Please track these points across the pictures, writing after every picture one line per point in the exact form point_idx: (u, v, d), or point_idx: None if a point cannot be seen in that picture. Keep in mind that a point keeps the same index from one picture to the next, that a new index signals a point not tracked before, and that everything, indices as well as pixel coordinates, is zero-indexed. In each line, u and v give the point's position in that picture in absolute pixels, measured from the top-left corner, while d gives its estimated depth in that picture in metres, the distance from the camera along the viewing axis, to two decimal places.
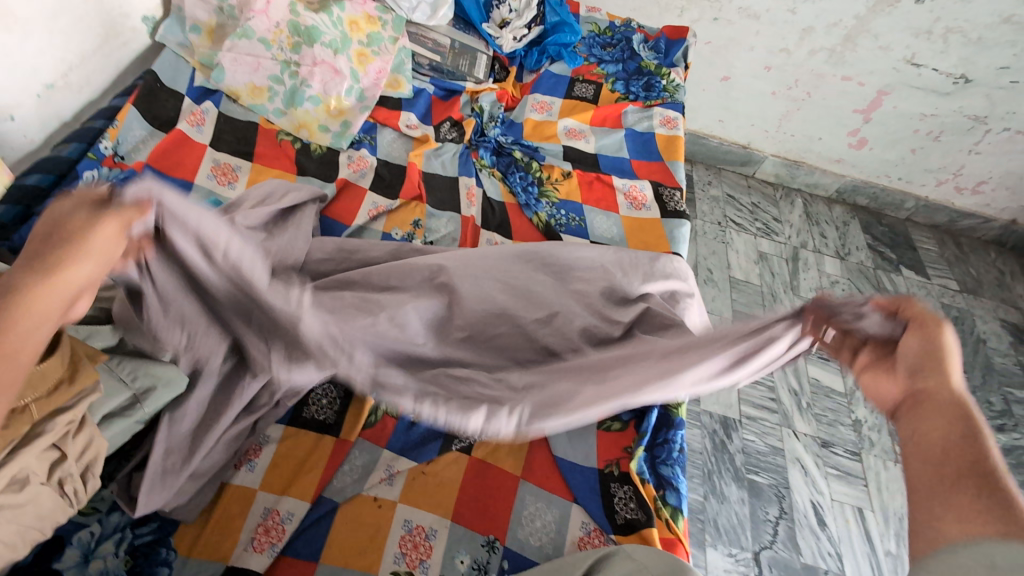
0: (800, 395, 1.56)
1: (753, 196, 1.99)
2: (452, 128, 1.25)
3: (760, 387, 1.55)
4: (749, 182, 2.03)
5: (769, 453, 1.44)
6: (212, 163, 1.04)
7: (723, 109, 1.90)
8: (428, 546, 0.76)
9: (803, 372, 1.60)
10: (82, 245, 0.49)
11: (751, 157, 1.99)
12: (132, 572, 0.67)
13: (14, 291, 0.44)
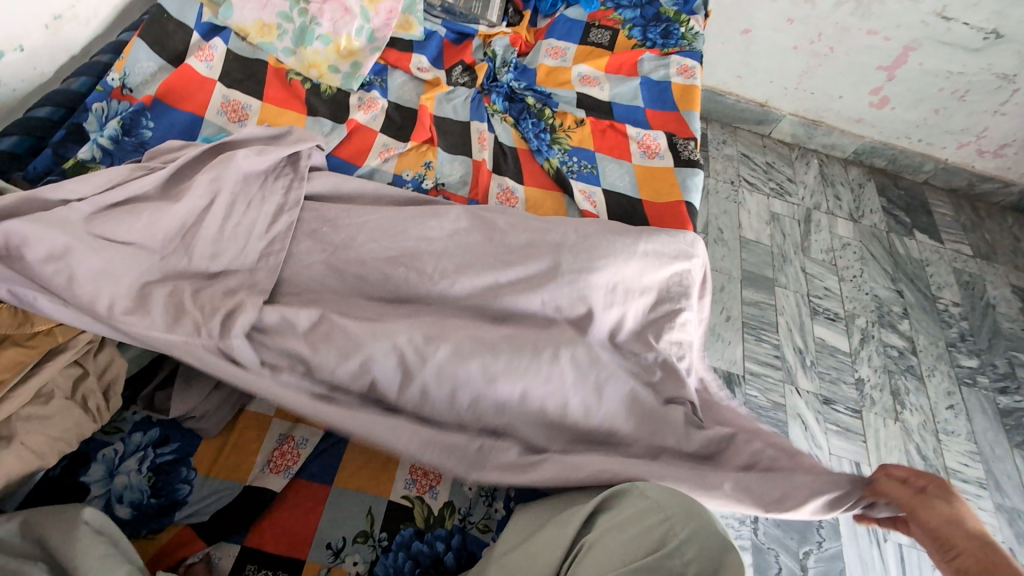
0: (805, 353, 1.57)
1: (769, 156, 1.96)
2: (464, 73, 1.22)
3: (765, 344, 1.56)
4: (765, 141, 1.99)
5: (771, 408, 1.46)
6: (222, 99, 1.02)
7: (742, 65, 1.84)
8: (437, 474, 0.79)
9: (808, 331, 1.61)
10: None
11: (768, 115, 1.95)
12: (154, 488, 0.70)
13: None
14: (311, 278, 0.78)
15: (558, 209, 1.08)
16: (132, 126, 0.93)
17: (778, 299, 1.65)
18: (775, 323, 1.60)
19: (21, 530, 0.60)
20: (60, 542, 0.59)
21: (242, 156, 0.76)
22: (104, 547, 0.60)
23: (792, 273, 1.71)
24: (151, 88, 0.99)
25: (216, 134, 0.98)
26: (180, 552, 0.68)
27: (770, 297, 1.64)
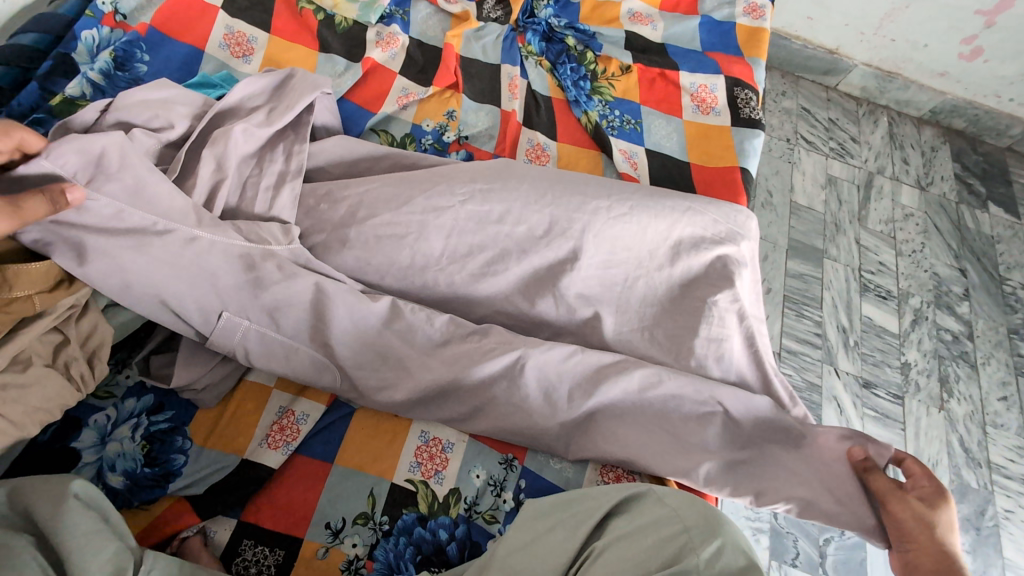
0: (849, 333, 1.45)
1: (833, 111, 1.75)
2: (497, 5, 1.08)
3: (806, 321, 1.45)
4: (830, 94, 1.78)
5: (805, 389, 1.37)
6: (225, 29, 0.93)
7: (814, 4, 1.61)
8: (444, 458, 0.74)
9: (855, 309, 1.48)
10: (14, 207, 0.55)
11: (837, 64, 1.72)
12: (148, 456, 0.67)
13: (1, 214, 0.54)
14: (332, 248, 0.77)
15: (594, 170, 0.96)
16: (126, 60, 0.86)
17: (826, 273, 1.51)
18: (819, 298, 1.47)
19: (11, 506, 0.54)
20: (46, 515, 0.52)
21: (240, 131, 0.73)
22: (94, 520, 0.54)
23: (844, 245, 1.55)
24: (146, 16, 0.91)
25: (218, 70, 0.90)
26: (173, 525, 0.65)
27: (817, 271, 1.50)
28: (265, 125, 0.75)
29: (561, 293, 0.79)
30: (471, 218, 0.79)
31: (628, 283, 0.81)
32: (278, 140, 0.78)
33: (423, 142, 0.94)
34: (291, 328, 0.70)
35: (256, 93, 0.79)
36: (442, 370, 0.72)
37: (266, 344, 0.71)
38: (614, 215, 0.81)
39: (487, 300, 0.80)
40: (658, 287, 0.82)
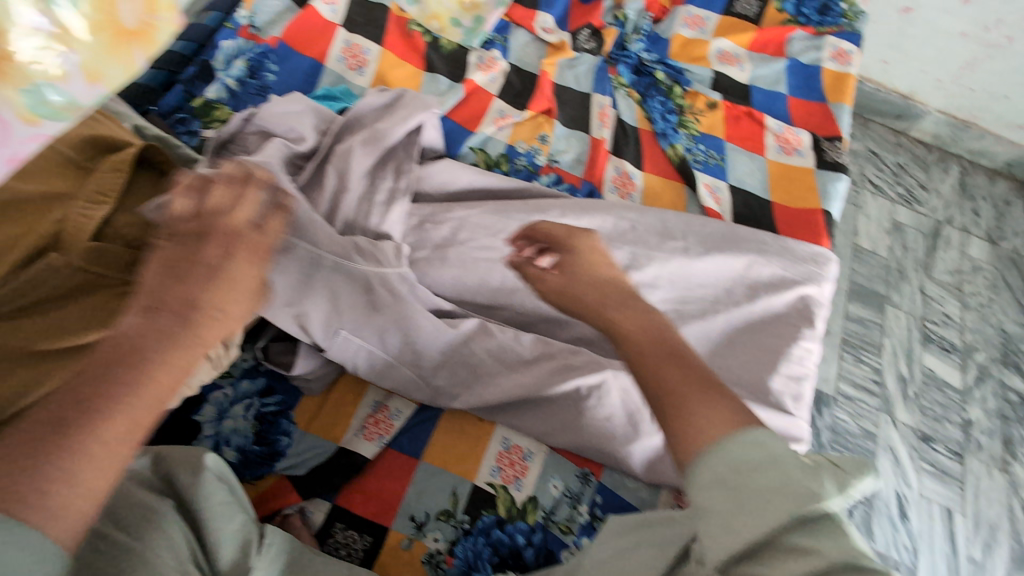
0: (908, 383, 1.42)
1: (901, 156, 1.73)
2: (591, 37, 1.13)
3: (864, 366, 1.43)
4: (900, 139, 1.76)
5: (860, 436, 1.34)
6: (343, 43, 1.01)
7: (891, 49, 1.61)
8: (523, 466, 0.77)
9: (916, 359, 1.45)
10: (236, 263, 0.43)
11: (910, 109, 1.71)
12: (258, 435, 0.73)
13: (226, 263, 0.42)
14: (433, 258, 0.82)
15: (678, 202, 0.99)
16: (257, 68, 0.94)
17: (886, 319, 1.49)
18: (879, 344, 1.45)
19: (155, 470, 0.60)
20: (186, 483, 0.58)
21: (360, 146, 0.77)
22: (224, 493, 0.59)
23: (907, 293, 1.53)
24: (275, 28, 1.00)
25: (336, 82, 0.97)
26: (279, 501, 0.71)
27: (878, 316, 1.49)
28: (380, 142, 0.79)
29: None
30: None
31: (707, 317, 0.83)
32: (390, 155, 0.82)
33: (517, 162, 0.98)
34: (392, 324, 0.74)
35: (370, 105, 0.84)
36: (531, 384, 0.74)
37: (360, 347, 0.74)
38: (695, 256, 0.86)
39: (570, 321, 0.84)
40: (737, 324, 0.84)
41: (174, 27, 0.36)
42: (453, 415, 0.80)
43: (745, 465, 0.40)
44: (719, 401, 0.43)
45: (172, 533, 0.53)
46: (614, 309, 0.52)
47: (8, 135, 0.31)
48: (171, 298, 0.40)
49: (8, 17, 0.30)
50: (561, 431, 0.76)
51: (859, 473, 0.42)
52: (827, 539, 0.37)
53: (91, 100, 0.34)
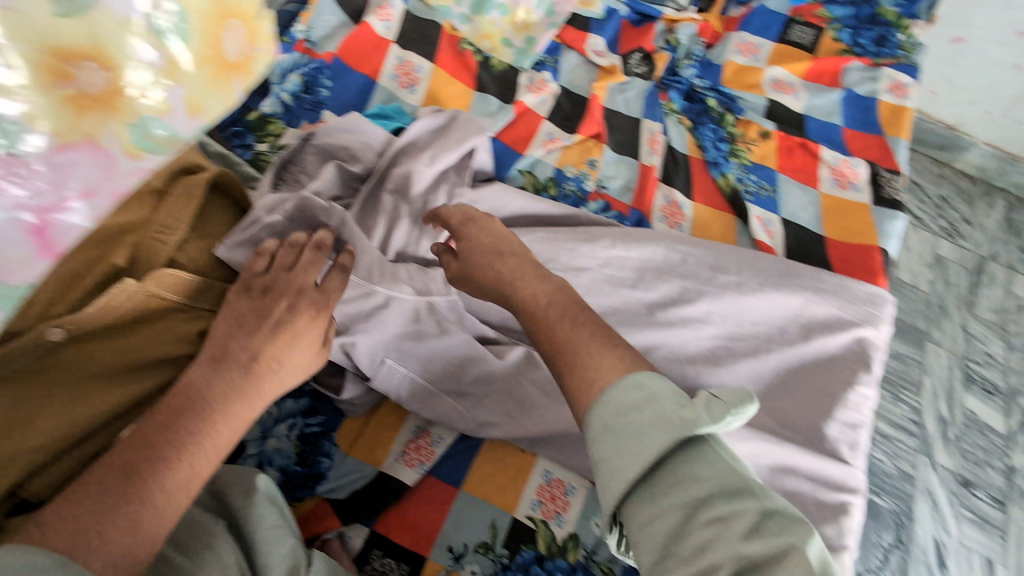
0: (948, 425, 1.36)
1: (944, 188, 1.67)
2: (642, 61, 1.12)
3: (902, 405, 1.37)
4: (942, 170, 1.70)
5: (898, 478, 1.29)
6: (396, 61, 1.01)
7: (939, 79, 1.56)
8: (565, 501, 0.75)
9: (957, 400, 1.39)
10: (291, 330, 0.59)
11: (956, 141, 1.64)
12: (300, 456, 0.73)
13: (282, 328, 0.58)
14: None
15: (728, 234, 0.97)
16: (312, 84, 0.95)
17: (926, 357, 1.43)
18: (918, 383, 1.40)
19: (208, 488, 0.60)
20: (240, 504, 0.58)
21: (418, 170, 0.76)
22: (276, 515, 0.59)
23: (948, 330, 1.47)
24: (331, 45, 1.01)
25: (387, 99, 0.98)
26: (319, 525, 0.71)
27: (917, 353, 1.43)
28: (435, 165, 0.78)
29: (690, 359, 0.80)
30: (607, 280, 0.83)
31: (759, 355, 0.81)
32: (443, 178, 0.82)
33: (565, 187, 0.97)
34: (439, 349, 0.73)
35: (422, 127, 0.82)
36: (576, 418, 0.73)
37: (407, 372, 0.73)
38: (748, 291, 0.83)
39: None
40: (789, 364, 0.81)
41: (267, 57, 0.43)
42: (494, 444, 0.78)
43: (625, 408, 0.47)
44: (612, 353, 0.52)
45: (224, 556, 0.53)
46: (518, 277, 0.61)
47: (115, 169, 0.36)
48: (237, 351, 0.56)
49: (125, 53, 0.35)
50: None
51: (742, 401, 0.47)
52: (701, 464, 0.45)
53: (190, 130, 0.39)
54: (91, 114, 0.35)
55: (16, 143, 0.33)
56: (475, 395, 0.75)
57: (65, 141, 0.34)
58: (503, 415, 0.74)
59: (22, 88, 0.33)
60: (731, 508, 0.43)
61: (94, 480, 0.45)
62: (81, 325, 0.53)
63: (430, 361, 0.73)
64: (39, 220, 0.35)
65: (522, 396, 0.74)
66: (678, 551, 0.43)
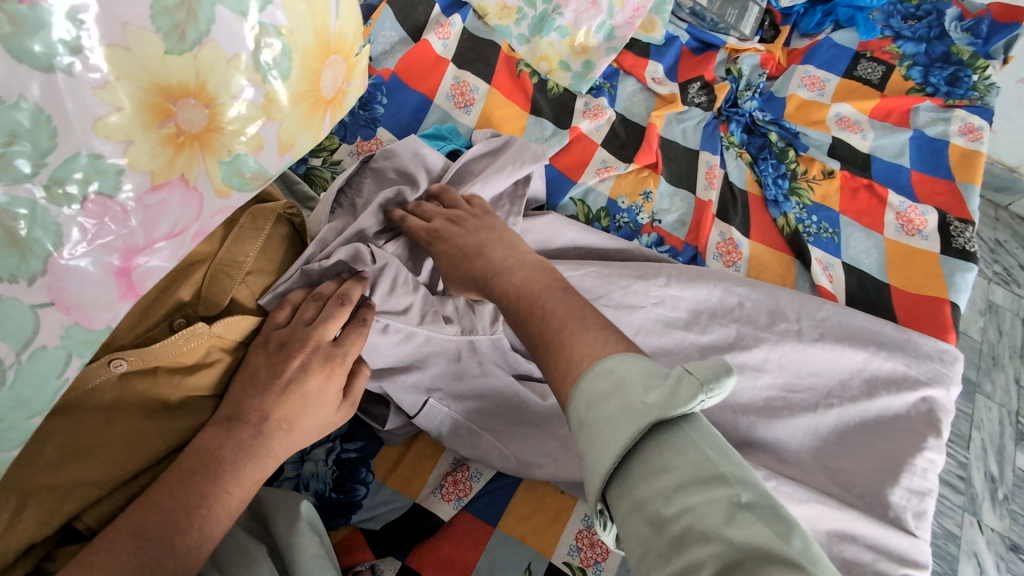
0: (998, 484, 1.27)
1: (999, 232, 1.57)
2: (702, 90, 1.08)
3: (949, 460, 1.29)
4: (998, 213, 1.60)
5: (941, 538, 1.21)
6: (452, 80, 1.00)
7: (1002, 117, 1.48)
8: (604, 549, 0.70)
9: (1009, 458, 1.29)
10: (302, 395, 0.55)
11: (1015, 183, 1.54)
12: (337, 481, 0.71)
13: (291, 390, 0.55)
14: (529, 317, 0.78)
15: (786, 277, 0.93)
16: (369, 100, 0.94)
17: (976, 411, 1.33)
18: (968, 438, 1.30)
19: (251, 511, 0.60)
20: (283, 531, 0.57)
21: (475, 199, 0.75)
22: (318, 545, 0.57)
23: (1002, 382, 1.37)
24: (390, 61, 1.01)
25: (443, 118, 0.97)
26: (352, 556, 0.68)
27: (968, 406, 1.33)
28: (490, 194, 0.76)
29: (744, 409, 0.76)
30: (659, 320, 0.80)
31: (817, 410, 0.76)
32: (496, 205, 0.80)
33: (618, 218, 0.95)
34: (486, 382, 0.70)
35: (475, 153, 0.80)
36: None
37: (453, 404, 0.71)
38: (808, 340, 0.79)
39: None
40: (848, 420, 0.76)
41: (356, 89, 0.46)
42: (534, 483, 0.75)
43: (595, 399, 0.44)
44: (591, 337, 0.49)
45: None
46: (500, 266, 0.62)
47: (203, 209, 0.38)
48: (249, 411, 0.54)
49: (227, 90, 0.35)
50: None
51: (718, 374, 0.42)
52: (674, 452, 0.40)
53: (277, 167, 0.41)
54: (187, 152, 0.35)
55: (113, 187, 0.33)
56: (519, 432, 0.72)
57: (159, 182, 0.35)
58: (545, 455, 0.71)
59: (125, 127, 0.33)
60: (703, 498, 0.38)
61: (103, 548, 0.45)
62: (146, 358, 0.50)
63: (475, 393, 0.71)
64: (125, 263, 0.35)
65: (567, 436, 0.71)
66: (655, 545, 0.38)
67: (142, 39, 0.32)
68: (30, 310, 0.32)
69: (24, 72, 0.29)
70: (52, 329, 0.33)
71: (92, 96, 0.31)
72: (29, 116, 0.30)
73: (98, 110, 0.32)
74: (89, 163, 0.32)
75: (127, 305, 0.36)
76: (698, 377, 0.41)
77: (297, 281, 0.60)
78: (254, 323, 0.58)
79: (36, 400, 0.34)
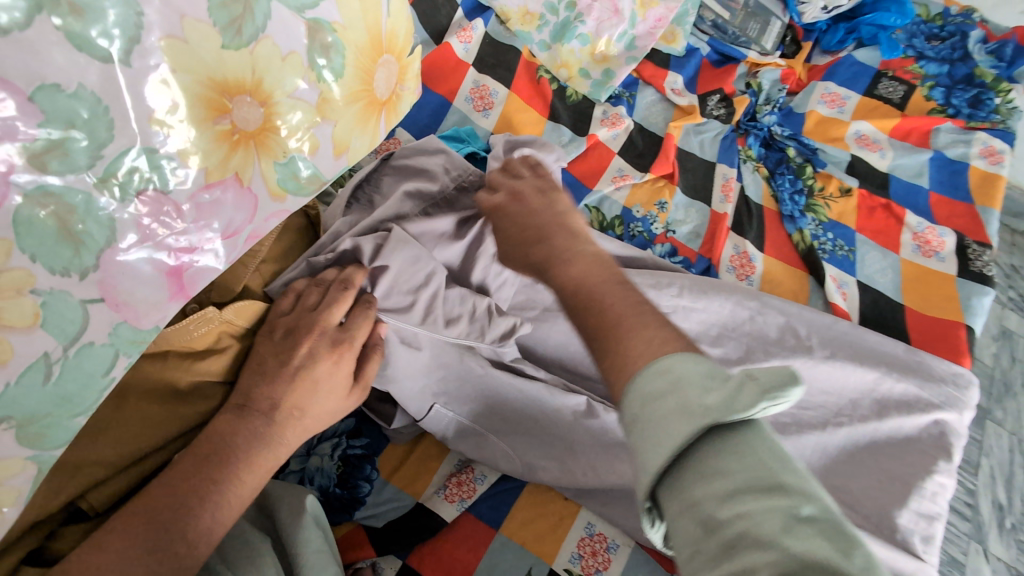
0: (1005, 512, 1.25)
1: (1016, 258, 1.55)
2: (721, 103, 1.08)
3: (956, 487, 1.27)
4: (1016, 239, 1.58)
5: (945, 565, 1.19)
6: (472, 84, 1.01)
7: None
8: (606, 558, 0.71)
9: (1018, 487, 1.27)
10: (310, 382, 0.55)
11: None
12: (341, 477, 0.71)
13: (302, 375, 0.55)
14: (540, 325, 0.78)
15: (800, 293, 0.93)
16: None
17: (986, 437, 1.32)
18: (976, 465, 1.28)
19: (257, 503, 0.60)
20: (287, 525, 0.57)
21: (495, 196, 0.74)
22: (322, 541, 0.57)
23: (1013, 410, 1.35)
24: None
25: (461, 121, 0.98)
26: (352, 553, 0.68)
27: (977, 432, 1.31)
28: None
29: None
30: None
31: (827, 429, 0.76)
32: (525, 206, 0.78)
33: (632, 227, 0.94)
34: (494, 386, 0.70)
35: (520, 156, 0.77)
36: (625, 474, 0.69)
37: (461, 408, 0.71)
38: (819, 357, 0.78)
39: None
40: (857, 440, 0.76)
41: (409, 94, 0.49)
42: (537, 489, 0.75)
43: (650, 396, 0.39)
44: (650, 334, 0.43)
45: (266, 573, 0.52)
46: (554, 255, 0.52)
47: (256, 211, 0.39)
48: (259, 399, 0.54)
49: (282, 88, 0.37)
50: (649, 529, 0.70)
51: (785, 383, 0.37)
52: (732, 456, 0.36)
53: (332, 171, 0.43)
54: (243, 149, 0.37)
55: (167, 180, 0.34)
56: (525, 438, 0.72)
57: (213, 180, 0.36)
58: (551, 461, 0.71)
59: (182, 121, 0.33)
60: (760, 506, 0.34)
61: (118, 530, 0.45)
62: (156, 342, 0.50)
63: (482, 397, 0.71)
64: (176, 263, 0.36)
65: (573, 444, 0.70)
66: (703, 549, 0.34)
67: (199, 32, 0.33)
68: (80, 305, 0.32)
69: (82, 60, 0.29)
70: (101, 326, 0.34)
71: (149, 90, 0.32)
72: (87, 107, 0.30)
73: (156, 104, 0.32)
74: (144, 156, 0.32)
75: (176, 306, 0.37)
76: (763, 383, 0.37)
77: (303, 273, 0.60)
78: (263, 310, 0.58)
79: (80, 398, 0.35)
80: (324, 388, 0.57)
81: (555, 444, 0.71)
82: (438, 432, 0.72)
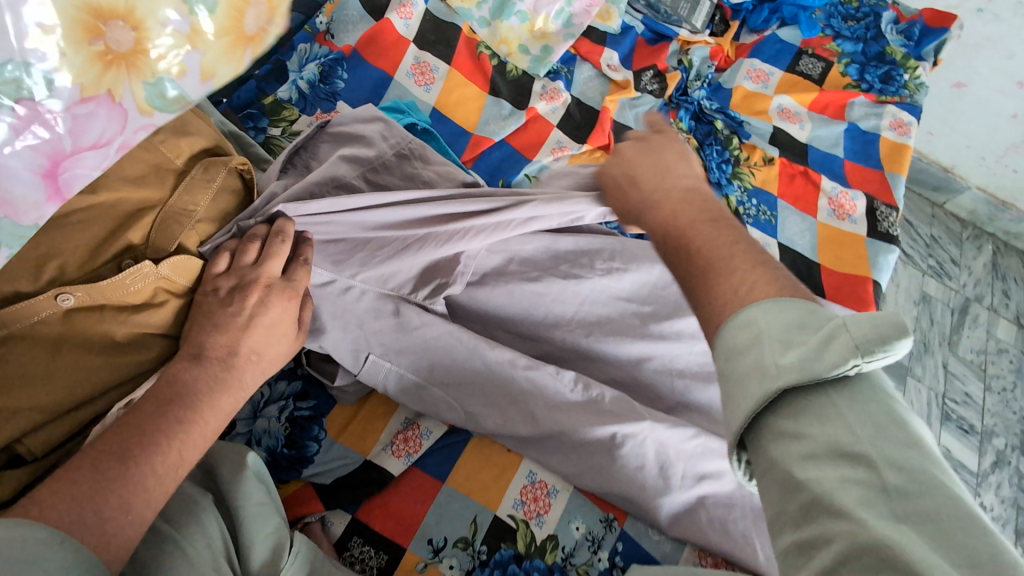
0: None
1: (935, 228, 1.65)
2: (654, 78, 1.13)
3: None
4: (935, 211, 1.69)
5: None
6: (414, 60, 1.03)
7: (938, 121, 1.58)
8: (547, 503, 0.75)
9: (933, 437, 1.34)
10: (259, 325, 0.59)
11: (948, 183, 1.65)
12: (289, 438, 0.74)
13: (251, 325, 0.58)
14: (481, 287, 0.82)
15: None
16: (329, 74, 0.96)
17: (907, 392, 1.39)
18: None
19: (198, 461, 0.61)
20: (227, 480, 0.59)
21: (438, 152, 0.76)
22: (263, 494, 0.60)
23: (930, 365, 1.43)
24: (350, 37, 1.02)
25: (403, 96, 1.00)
26: (300, 508, 0.70)
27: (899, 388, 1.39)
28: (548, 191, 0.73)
29: (681, 373, 0.81)
30: (604, 292, 0.83)
31: None
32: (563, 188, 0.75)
33: None
34: (435, 345, 0.73)
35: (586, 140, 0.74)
36: (562, 423, 0.73)
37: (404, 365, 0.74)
38: None
39: (609, 367, 0.82)
40: None
41: (279, 30, 0.40)
42: (481, 443, 0.78)
43: (732, 350, 0.41)
44: (753, 272, 0.45)
45: (207, 524, 0.54)
46: (647, 202, 0.61)
47: (126, 124, 0.36)
48: (215, 346, 0.57)
49: (154, 17, 0.34)
50: (584, 474, 0.74)
51: (886, 337, 0.36)
52: (815, 421, 0.36)
53: (199, 94, 0.38)
54: (113, 72, 0.34)
55: (34, 91, 0.32)
56: (467, 394, 0.75)
57: (87, 95, 0.34)
58: (493, 414, 0.75)
59: (56, 41, 0.32)
60: (836, 473, 0.34)
61: (62, 479, 0.45)
62: (92, 295, 0.52)
63: (421, 352, 0.74)
64: (52, 165, 0.35)
65: (512, 397, 0.74)
66: (785, 513, 0.35)
67: None
68: None
69: None
70: None
71: (30, 7, 0.30)
72: None
73: (23, 26, 0.30)
74: (15, 67, 0.31)
75: (54, 207, 0.37)
76: (855, 338, 0.37)
77: (234, 235, 0.62)
78: (201, 266, 0.60)
79: None
80: (278, 334, 0.61)
81: (496, 398, 0.75)
82: (375, 383, 0.75)
